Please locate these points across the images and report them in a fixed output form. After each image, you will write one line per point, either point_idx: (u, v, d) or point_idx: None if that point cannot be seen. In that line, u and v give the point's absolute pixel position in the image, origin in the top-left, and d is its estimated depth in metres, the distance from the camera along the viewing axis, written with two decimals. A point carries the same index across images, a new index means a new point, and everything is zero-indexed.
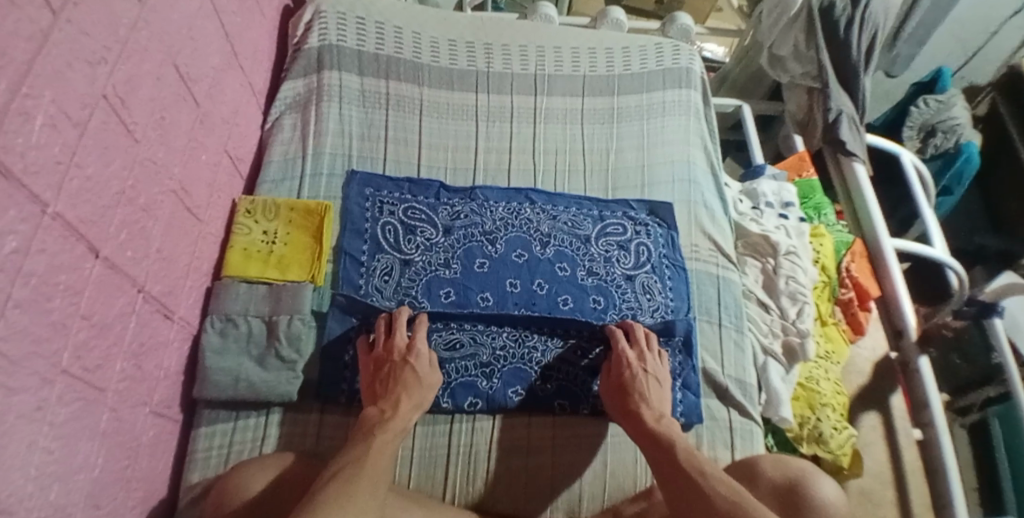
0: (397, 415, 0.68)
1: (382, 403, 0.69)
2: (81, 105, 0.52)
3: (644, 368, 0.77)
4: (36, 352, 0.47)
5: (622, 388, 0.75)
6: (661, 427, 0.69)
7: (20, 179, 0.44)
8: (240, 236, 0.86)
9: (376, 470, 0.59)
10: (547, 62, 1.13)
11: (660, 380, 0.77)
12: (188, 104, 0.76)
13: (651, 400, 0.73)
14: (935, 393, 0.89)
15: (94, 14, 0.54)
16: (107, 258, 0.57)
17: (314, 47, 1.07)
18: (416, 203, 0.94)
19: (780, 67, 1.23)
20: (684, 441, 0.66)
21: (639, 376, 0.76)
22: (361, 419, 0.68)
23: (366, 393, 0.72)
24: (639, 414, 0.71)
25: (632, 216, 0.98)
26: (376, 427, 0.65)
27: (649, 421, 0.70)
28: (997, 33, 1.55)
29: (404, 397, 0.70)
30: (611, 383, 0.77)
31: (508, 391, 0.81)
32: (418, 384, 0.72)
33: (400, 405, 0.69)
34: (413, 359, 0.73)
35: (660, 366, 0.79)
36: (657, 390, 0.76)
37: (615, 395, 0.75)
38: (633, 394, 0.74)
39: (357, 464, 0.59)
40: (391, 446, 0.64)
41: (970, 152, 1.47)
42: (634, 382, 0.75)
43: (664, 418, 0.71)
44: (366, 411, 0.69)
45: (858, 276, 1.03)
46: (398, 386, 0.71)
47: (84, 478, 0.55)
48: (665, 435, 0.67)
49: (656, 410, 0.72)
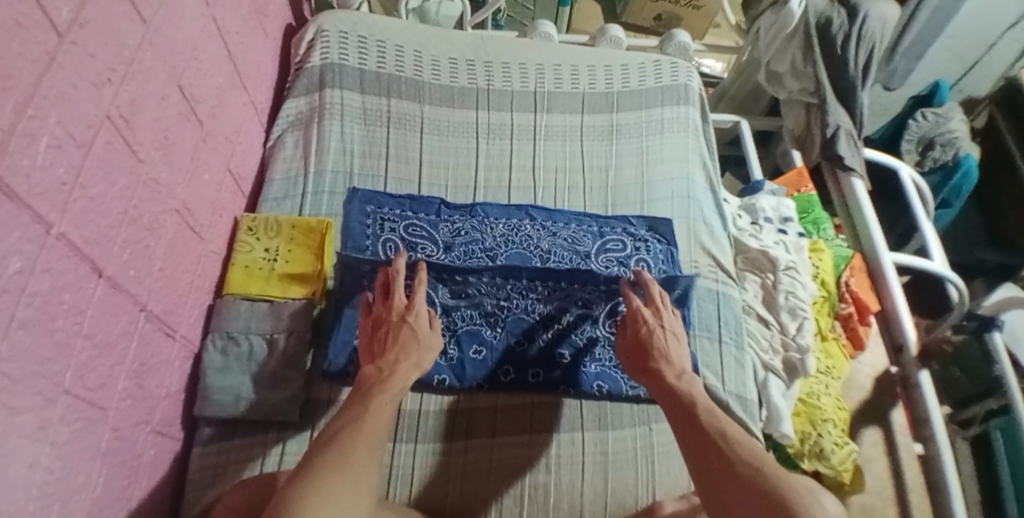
0: (395, 375, 0.67)
1: (380, 362, 0.69)
2: (86, 125, 0.53)
3: (661, 324, 0.77)
4: (39, 373, 0.47)
5: (638, 345, 0.75)
6: (682, 385, 0.69)
7: (25, 201, 0.44)
8: (242, 253, 0.87)
9: (375, 432, 0.60)
10: (546, 80, 1.14)
11: (677, 336, 0.77)
12: (192, 123, 0.77)
13: (670, 356, 0.73)
14: (936, 408, 0.89)
15: (100, 36, 0.55)
16: (110, 278, 0.58)
17: (316, 66, 1.08)
18: (417, 220, 0.95)
19: (778, 83, 1.24)
20: (706, 401, 0.67)
21: (656, 332, 0.75)
22: (360, 379, 0.67)
23: (364, 352, 0.72)
24: (658, 373, 0.71)
25: (631, 233, 0.99)
26: (374, 388, 0.65)
27: (670, 379, 0.70)
28: (996, 44, 1.54)
29: (401, 356, 0.69)
30: (627, 342, 0.77)
31: (508, 339, 0.86)
32: (416, 344, 0.71)
33: (398, 365, 0.68)
34: (412, 319, 0.73)
35: (675, 322, 0.79)
36: (676, 345, 0.75)
37: (632, 353, 0.76)
38: (653, 351, 0.74)
39: (353, 427, 0.60)
40: (390, 407, 0.64)
41: (969, 164, 1.47)
42: (651, 340, 0.75)
43: (685, 375, 0.71)
44: (363, 370, 0.69)
45: (858, 291, 1.03)
46: (396, 345, 0.70)
47: (84, 497, 0.55)
48: (687, 394, 0.68)
49: (676, 367, 0.72)
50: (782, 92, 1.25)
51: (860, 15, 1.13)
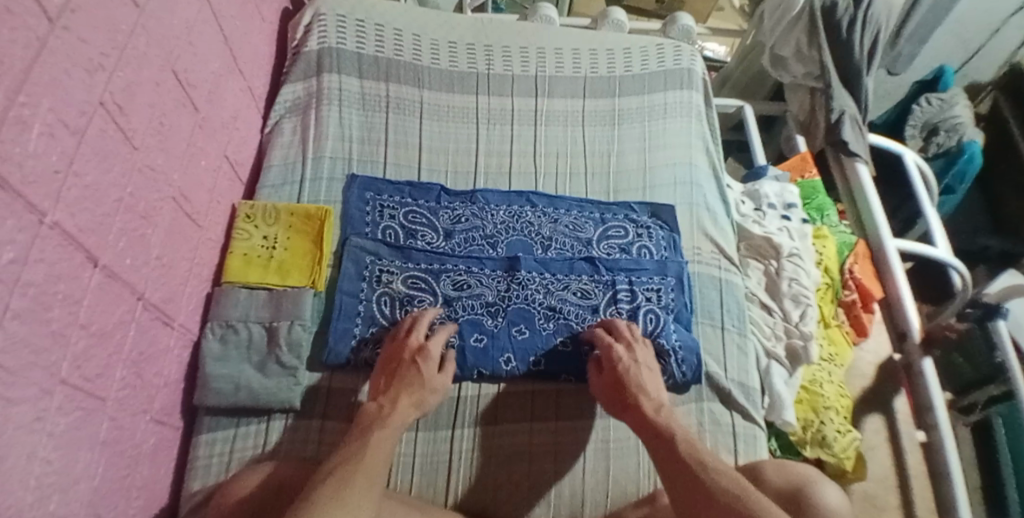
0: (395, 412, 0.68)
1: (381, 398, 0.70)
2: (79, 112, 0.52)
3: (633, 358, 0.77)
4: (35, 363, 0.46)
5: (616, 383, 0.75)
6: (660, 418, 0.68)
7: (17, 190, 0.43)
8: (240, 241, 0.86)
9: (374, 464, 0.60)
10: (547, 64, 1.12)
11: (651, 368, 0.77)
12: (188, 110, 0.75)
13: (647, 390, 0.73)
14: (937, 394, 0.89)
15: (91, 21, 0.53)
16: (107, 266, 0.57)
17: (313, 50, 1.06)
18: (416, 207, 0.95)
19: (782, 67, 1.22)
20: (684, 432, 0.66)
21: (631, 367, 0.75)
22: (360, 414, 0.68)
23: (372, 386, 0.74)
24: (638, 406, 0.71)
25: (633, 219, 0.98)
26: (375, 423, 0.66)
27: (648, 412, 0.69)
28: (999, 31, 1.53)
29: (404, 394, 0.71)
30: (605, 381, 0.76)
31: (511, 330, 0.84)
32: (421, 386, 0.72)
33: (398, 402, 0.69)
34: (421, 361, 0.74)
35: (649, 355, 0.79)
36: (650, 378, 0.75)
37: (611, 391, 0.75)
38: (630, 386, 0.73)
39: (354, 460, 0.60)
40: (389, 441, 0.64)
41: (971, 151, 1.45)
42: (628, 375, 0.74)
43: (663, 407, 0.70)
44: (365, 406, 0.70)
45: (861, 278, 1.02)
46: (400, 384, 0.72)
47: (84, 487, 0.55)
48: (665, 426, 0.67)
49: (654, 400, 0.71)
50: (786, 76, 1.22)
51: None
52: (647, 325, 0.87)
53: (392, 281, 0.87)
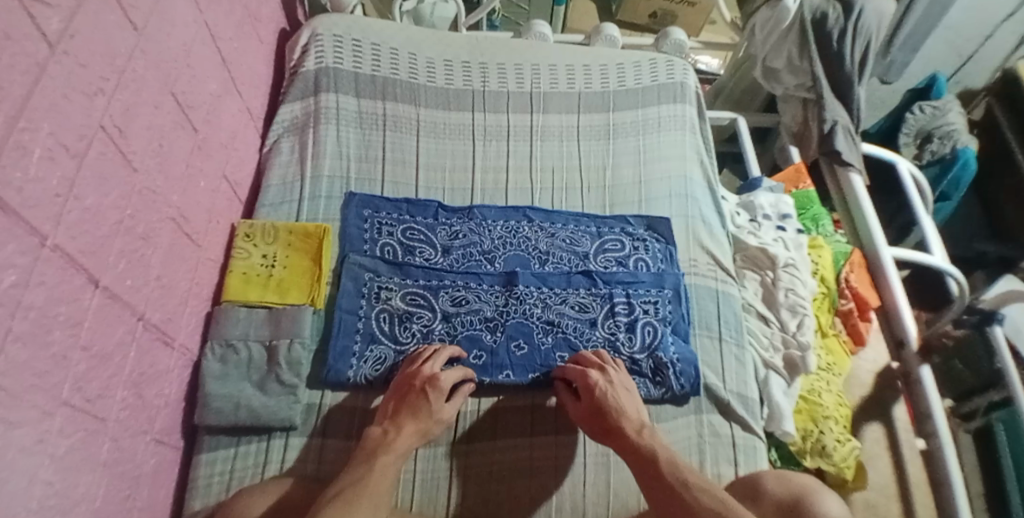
0: (400, 436, 0.69)
1: (387, 423, 0.71)
2: (79, 135, 0.53)
3: (609, 380, 0.76)
4: (36, 386, 0.47)
5: (596, 409, 0.74)
6: (643, 440, 0.68)
7: (18, 213, 0.44)
8: (240, 260, 0.87)
9: (377, 489, 0.61)
10: (543, 80, 1.14)
11: (628, 389, 0.77)
12: (186, 131, 0.76)
13: (627, 412, 0.72)
14: (937, 402, 0.89)
15: (90, 46, 0.54)
16: (107, 288, 0.58)
17: (311, 70, 1.08)
18: (415, 224, 0.96)
19: (775, 79, 1.24)
20: (668, 453, 0.66)
21: (608, 391, 0.74)
22: (366, 438, 0.70)
23: (382, 409, 0.74)
24: (621, 430, 0.70)
25: (629, 232, 0.99)
26: (380, 449, 0.67)
27: (631, 436, 0.69)
28: (992, 36, 1.53)
29: (409, 421, 0.71)
30: (584, 409, 0.75)
31: (509, 345, 0.85)
32: (428, 417, 0.72)
33: (404, 427, 0.70)
34: (432, 391, 0.73)
35: (625, 376, 0.79)
36: (628, 398, 0.75)
37: (592, 419, 0.74)
38: (609, 411, 0.72)
39: (358, 485, 0.61)
40: (392, 467, 0.65)
41: (967, 156, 1.48)
42: (607, 400, 0.73)
43: (645, 428, 0.70)
44: (370, 430, 0.71)
45: (858, 287, 1.03)
46: (407, 412, 0.72)
47: (84, 510, 0.55)
48: (648, 448, 0.67)
49: (635, 421, 0.71)
50: (779, 87, 1.25)
51: (855, 10, 1.12)
52: (646, 338, 0.87)
53: (391, 298, 0.87)
